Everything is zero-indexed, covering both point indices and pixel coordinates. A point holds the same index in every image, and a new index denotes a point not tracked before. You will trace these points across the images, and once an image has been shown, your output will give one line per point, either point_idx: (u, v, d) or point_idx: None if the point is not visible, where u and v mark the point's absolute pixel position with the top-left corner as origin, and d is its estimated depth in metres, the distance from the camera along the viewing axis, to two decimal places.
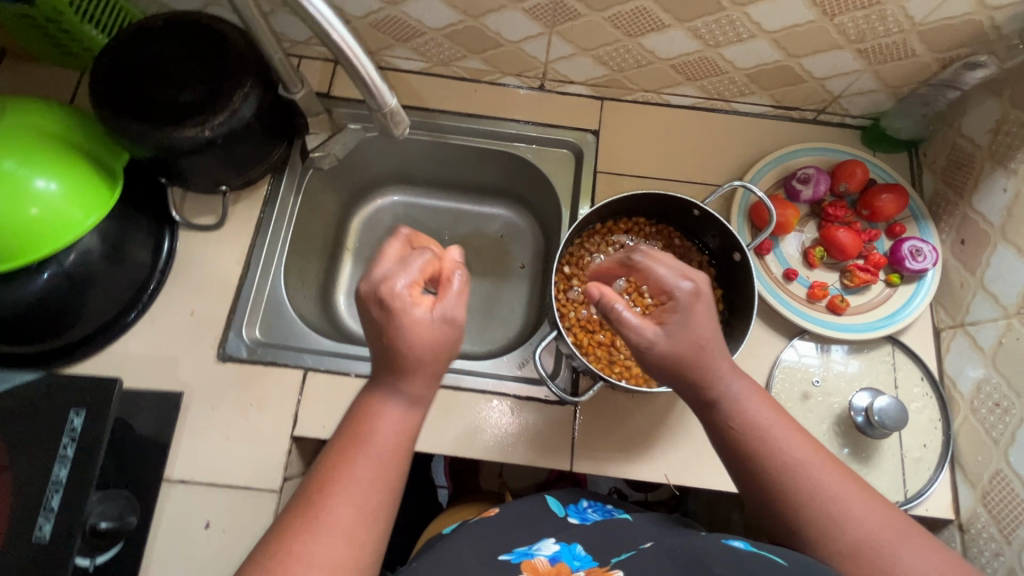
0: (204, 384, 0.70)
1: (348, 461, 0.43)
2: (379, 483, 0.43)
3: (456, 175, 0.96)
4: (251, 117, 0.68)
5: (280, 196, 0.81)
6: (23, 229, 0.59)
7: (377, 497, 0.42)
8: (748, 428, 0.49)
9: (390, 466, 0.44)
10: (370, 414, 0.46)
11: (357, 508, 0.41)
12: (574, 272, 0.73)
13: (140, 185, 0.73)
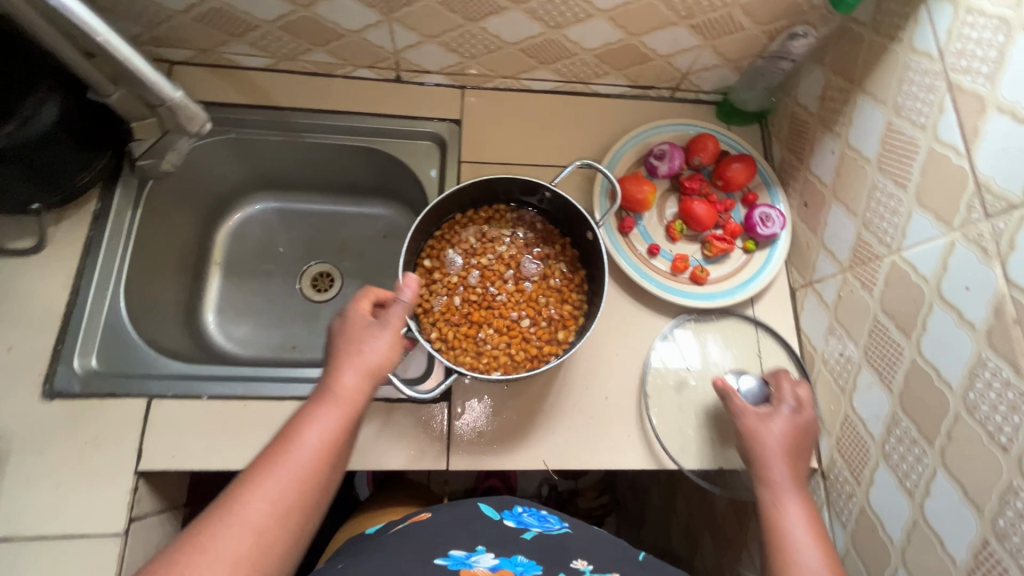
0: (27, 427, 0.63)
1: (232, 514, 0.43)
2: (257, 542, 0.42)
3: (326, 176, 0.92)
4: (54, 125, 0.61)
5: (114, 212, 0.74)
6: None
7: (251, 560, 0.41)
8: (777, 494, 0.59)
9: (263, 539, 0.43)
10: (260, 471, 0.45)
11: (227, 568, 0.40)
12: (436, 267, 0.72)
13: None
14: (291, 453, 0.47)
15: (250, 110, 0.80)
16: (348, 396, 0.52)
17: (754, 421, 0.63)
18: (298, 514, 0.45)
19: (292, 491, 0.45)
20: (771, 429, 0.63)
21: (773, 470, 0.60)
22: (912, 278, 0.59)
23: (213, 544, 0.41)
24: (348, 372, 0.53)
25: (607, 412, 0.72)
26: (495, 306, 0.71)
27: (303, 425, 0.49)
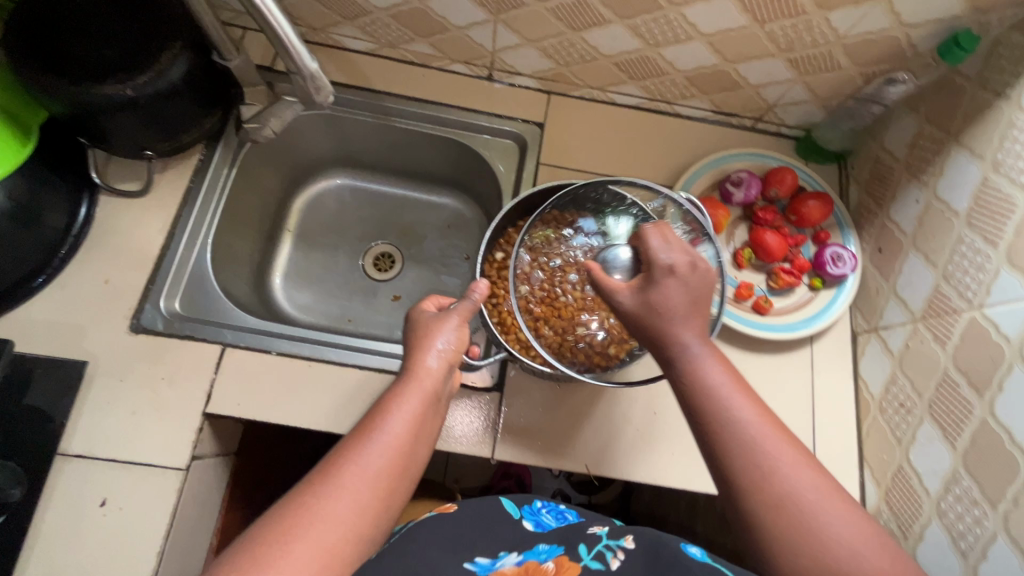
0: (113, 355, 0.67)
1: (336, 476, 0.45)
2: (362, 504, 0.44)
3: (403, 161, 0.95)
4: (180, 81, 0.66)
5: (212, 168, 0.78)
6: None
7: (357, 520, 0.43)
8: (711, 384, 0.50)
9: (373, 498, 0.45)
10: (363, 437, 0.48)
11: (337, 527, 0.42)
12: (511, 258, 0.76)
13: (58, 144, 0.69)
14: (384, 424, 0.49)
15: (346, 88, 0.84)
16: (428, 378, 0.54)
17: (648, 301, 0.52)
18: (395, 481, 0.47)
19: (388, 458, 0.47)
20: (669, 297, 0.52)
21: (706, 384, 0.50)
22: (991, 336, 0.58)
23: (324, 503, 0.43)
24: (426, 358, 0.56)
25: (654, 426, 0.72)
26: (560, 308, 0.72)
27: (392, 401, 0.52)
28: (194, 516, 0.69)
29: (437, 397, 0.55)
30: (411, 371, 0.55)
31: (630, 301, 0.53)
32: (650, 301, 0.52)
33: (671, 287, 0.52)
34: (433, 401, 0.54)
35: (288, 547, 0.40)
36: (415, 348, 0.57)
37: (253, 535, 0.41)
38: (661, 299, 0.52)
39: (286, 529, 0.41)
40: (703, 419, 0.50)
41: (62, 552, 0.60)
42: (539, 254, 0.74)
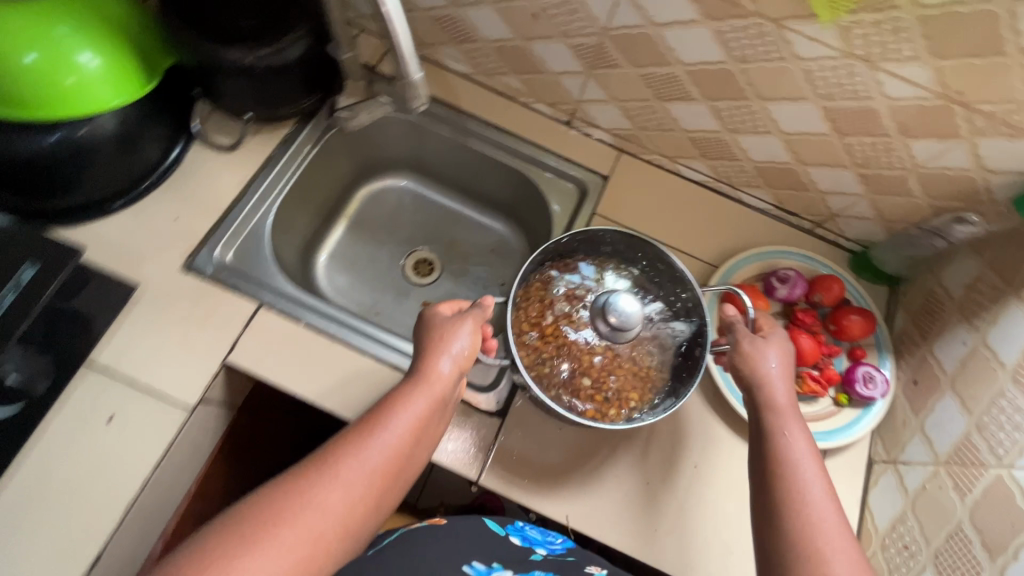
0: (160, 285, 0.71)
1: (330, 470, 0.46)
2: (349, 504, 0.46)
3: (468, 179, 0.99)
4: (294, 60, 0.72)
5: (297, 142, 0.84)
6: (50, 87, 0.63)
7: (346, 516, 0.45)
8: (791, 451, 0.54)
9: (359, 501, 0.46)
10: (362, 437, 0.49)
11: (324, 520, 0.44)
12: (553, 284, 0.77)
13: (174, 90, 0.77)
14: (387, 426, 0.51)
15: (434, 101, 0.90)
16: (438, 381, 0.55)
17: (751, 347, 0.62)
18: (384, 483, 0.48)
19: (383, 458, 0.49)
20: (783, 384, 0.60)
21: (777, 433, 0.56)
22: (1016, 500, 0.56)
23: (318, 496, 0.44)
24: (440, 361, 0.57)
25: (645, 497, 0.71)
26: (576, 350, 0.74)
27: (400, 403, 0.52)
28: (184, 458, 0.71)
29: (444, 404, 0.56)
30: (422, 372, 0.56)
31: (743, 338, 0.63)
32: (760, 367, 0.61)
33: (780, 346, 0.63)
34: (440, 407, 0.55)
35: (268, 535, 0.41)
36: (433, 351, 0.57)
37: (238, 517, 0.42)
38: (783, 377, 0.61)
39: (273, 517, 0.42)
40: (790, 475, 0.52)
41: (56, 458, 0.62)
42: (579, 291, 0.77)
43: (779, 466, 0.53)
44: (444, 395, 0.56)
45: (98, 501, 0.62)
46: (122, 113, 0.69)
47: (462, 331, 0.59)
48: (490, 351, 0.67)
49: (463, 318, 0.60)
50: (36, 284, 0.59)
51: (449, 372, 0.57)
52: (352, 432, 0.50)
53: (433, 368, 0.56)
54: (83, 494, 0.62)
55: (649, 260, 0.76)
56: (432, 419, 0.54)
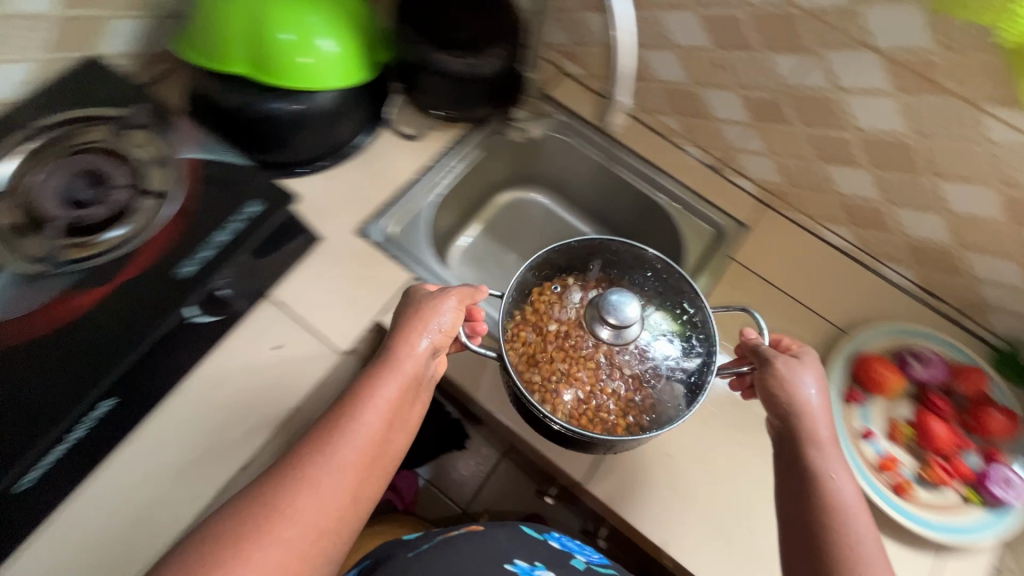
0: (336, 244, 0.81)
1: (303, 469, 0.50)
2: (326, 509, 0.50)
3: (601, 206, 1.03)
4: (488, 75, 0.82)
5: (467, 143, 0.93)
6: (292, 65, 0.75)
7: (331, 507, 0.50)
8: (840, 492, 0.55)
9: (346, 494, 0.51)
10: (335, 432, 0.53)
11: (298, 515, 0.49)
12: (555, 285, 0.76)
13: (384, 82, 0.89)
14: (355, 421, 0.54)
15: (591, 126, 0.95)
16: (406, 365, 0.59)
17: (784, 376, 0.62)
18: (360, 469, 0.53)
19: (356, 449, 0.53)
20: (819, 417, 0.60)
21: (824, 477, 0.56)
22: None
23: (293, 500, 0.49)
24: (408, 351, 0.60)
25: (746, 546, 0.69)
26: (585, 364, 0.70)
27: (361, 406, 0.55)
28: None
29: (418, 380, 0.60)
30: (389, 363, 0.59)
31: (781, 362, 0.62)
32: (796, 394, 0.60)
33: (814, 369, 0.63)
34: (410, 393, 0.59)
35: (260, 535, 0.47)
36: (397, 341, 0.60)
37: (207, 531, 0.46)
38: (818, 413, 0.60)
39: (246, 526, 0.47)
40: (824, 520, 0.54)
41: (227, 370, 0.70)
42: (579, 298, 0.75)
43: (812, 513, 0.55)
44: (413, 378, 0.59)
45: (253, 415, 0.69)
46: (336, 95, 0.80)
47: (435, 319, 0.62)
48: (479, 334, 0.69)
49: (432, 303, 0.63)
50: (258, 218, 0.69)
51: (423, 349, 0.61)
52: (323, 430, 0.53)
53: (404, 357, 0.59)
54: (243, 407, 0.69)
55: (654, 268, 0.74)
56: (406, 405, 0.58)
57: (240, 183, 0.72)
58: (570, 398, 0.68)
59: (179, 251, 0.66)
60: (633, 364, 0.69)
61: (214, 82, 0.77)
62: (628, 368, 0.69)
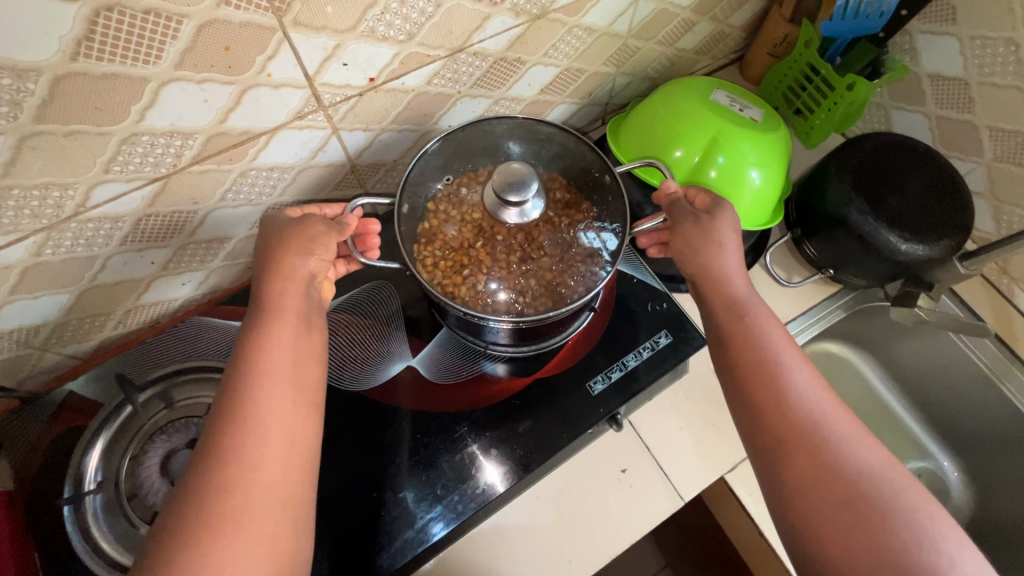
0: (694, 376, 0.80)
1: (247, 420, 0.44)
2: (284, 440, 0.44)
3: (942, 402, 0.92)
4: (921, 262, 0.74)
5: (838, 304, 0.87)
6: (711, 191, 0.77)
7: (274, 450, 0.44)
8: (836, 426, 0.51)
9: (254, 436, 0.44)
10: (251, 379, 0.46)
11: (256, 461, 0.43)
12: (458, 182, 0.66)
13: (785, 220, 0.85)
14: (274, 370, 0.47)
15: (993, 336, 0.84)
16: (291, 300, 0.52)
17: (699, 232, 0.63)
18: (303, 408, 0.47)
19: (291, 396, 0.47)
20: (772, 331, 0.57)
21: (750, 353, 0.55)
22: None
23: (251, 437, 0.43)
24: (290, 255, 0.53)
25: None
26: (512, 262, 0.62)
27: (272, 324, 0.49)
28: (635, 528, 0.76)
29: (311, 313, 0.53)
30: (268, 292, 0.51)
31: (688, 225, 0.63)
32: (727, 283, 0.61)
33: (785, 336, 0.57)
34: (303, 323, 0.51)
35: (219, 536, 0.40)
36: (273, 276, 0.52)
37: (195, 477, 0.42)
38: (765, 321, 0.58)
39: (231, 470, 0.42)
40: (790, 418, 0.51)
41: (577, 477, 0.72)
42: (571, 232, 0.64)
43: (793, 422, 0.51)
44: (300, 312, 0.52)
45: (596, 537, 0.69)
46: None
47: (315, 245, 0.54)
48: (372, 250, 0.64)
49: (323, 234, 0.55)
50: (666, 352, 0.69)
51: (307, 270, 0.53)
52: (247, 372, 0.46)
53: (283, 292, 0.52)
54: (588, 526, 0.69)
55: (578, 157, 0.66)
56: (304, 347, 0.50)
57: (652, 307, 0.72)
58: (503, 290, 0.61)
59: (592, 365, 0.68)
60: (551, 263, 0.63)
61: (628, 182, 0.79)
62: (545, 257, 0.63)
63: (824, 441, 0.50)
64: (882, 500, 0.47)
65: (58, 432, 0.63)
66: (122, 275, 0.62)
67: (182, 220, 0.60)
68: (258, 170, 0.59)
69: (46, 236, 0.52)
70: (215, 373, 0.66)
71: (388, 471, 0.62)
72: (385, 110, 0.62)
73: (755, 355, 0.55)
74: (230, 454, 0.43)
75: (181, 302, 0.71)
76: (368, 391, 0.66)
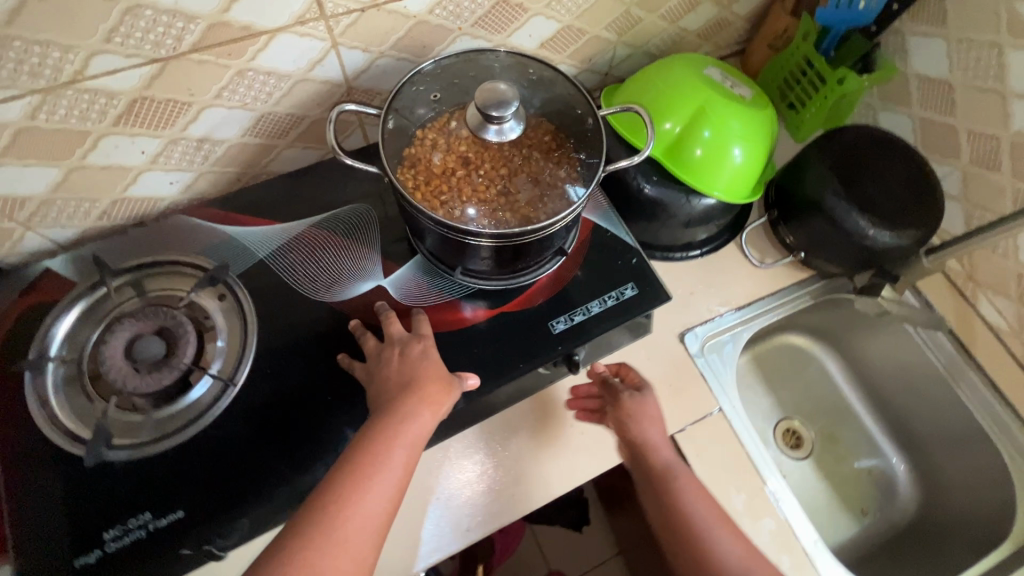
0: (658, 339, 0.82)
1: (355, 494, 0.52)
2: (372, 513, 0.52)
3: (898, 402, 0.95)
4: (888, 248, 0.76)
5: (807, 290, 0.89)
6: (697, 160, 0.77)
7: (364, 524, 0.52)
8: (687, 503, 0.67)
9: (367, 490, 0.53)
10: (376, 452, 0.55)
11: (348, 535, 0.51)
12: (446, 114, 0.67)
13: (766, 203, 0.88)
14: (386, 461, 0.54)
15: (949, 332, 0.86)
16: (411, 426, 0.56)
17: (637, 406, 0.70)
18: (395, 501, 0.54)
19: (388, 498, 0.54)
20: (695, 497, 0.67)
21: (683, 517, 0.66)
22: None
23: (346, 514, 0.51)
24: (409, 414, 0.57)
25: None
26: (489, 195, 0.64)
27: (387, 431, 0.56)
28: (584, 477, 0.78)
29: (411, 386, 0.59)
30: (392, 410, 0.57)
31: (626, 399, 0.71)
32: (653, 449, 0.69)
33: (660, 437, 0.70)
34: (410, 392, 0.58)
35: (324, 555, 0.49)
36: (402, 360, 0.61)
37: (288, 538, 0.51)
38: (692, 489, 0.68)
39: (343, 506, 0.52)
40: (660, 501, 0.69)
41: (532, 417, 0.74)
42: (550, 175, 0.65)
43: (693, 545, 0.65)
44: (415, 387, 0.59)
45: (541, 476, 0.71)
46: (713, 202, 0.80)
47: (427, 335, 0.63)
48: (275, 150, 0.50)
49: (397, 325, 0.64)
50: (632, 303, 0.71)
51: (422, 353, 0.61)
52: (371, 434, 0.56)
53: (415, 375, 0.60)
54: (534, 465, 0.72)
55: (565, 101, 0.67)
56: (413, 450, 0.56)
57: (623, 261, 0.74)
58: (480, 219, 0.62)
59: (557, 307, 0.70)
60: (526, 200, 0.64)
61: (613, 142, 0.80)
62: (521, 192, 0.64)
63: (694, 534, 0.66)
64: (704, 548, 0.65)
65: (28, 303, 0.65)
66: (111, 160, 0.63)
67: (176, 112, 0.62)
68: (256, 71, 0.62)
69: (42, 100, 0.54)
70: (191, 269, 0.68)
71: (343, 380, 0.64)
72: (385, 33, 0.65)
73: (669, 499, 0.68)
74: (349, 501, 0.52)
75: (167, 203, 0.73)
76: (338, 305, 0.68)
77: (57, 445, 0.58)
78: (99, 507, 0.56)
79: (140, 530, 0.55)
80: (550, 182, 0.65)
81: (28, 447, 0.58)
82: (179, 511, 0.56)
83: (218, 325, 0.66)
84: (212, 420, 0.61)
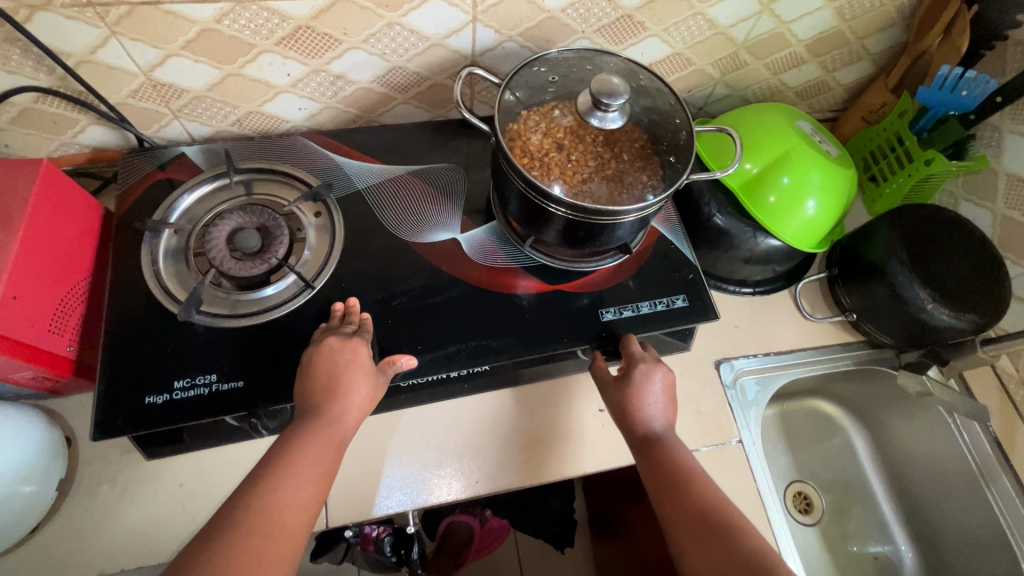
0: (693, 360, 0.85)
1: (274, 485, 0.50)
2: (305, 497, 0.51)
3: (920, 492, 0.92)
4: (941, 327, 0.76)
5: (849, 354, 0.89)
6: (772, 200, 0.80)
7: (298, 508, 0.50)
8: (681, 457, 0.64)
9: (297, 475, 0.52)
10: (292, 441, 0.54)
11: (281, 519, 0.49)
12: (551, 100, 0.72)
13: (831, 262, 0.91)
14: (307, 450, 0.54)
15: (988, 429, 0.85)
16: (339, 427, 0.57)
17: (631, 393, 0.68)
18: (324, 488, 0.53)
19: (323, 473, 0.53)
20: (683, 454, 0.65)
21: (672, 462, 0.64)
22: None
23: (276, 495, 0.50)
24: (335, 418, 0.57)
25: None
26: (574, 176, 0.68)
27: (313, 429, 0.56)
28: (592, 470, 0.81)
29: (336, 390, 0.58)
30: (319, 413, 0.57)
31: (622, 377, 0.70)
32: (640, 418, 0.68)
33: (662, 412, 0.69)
34: (331, 388, 0.58)
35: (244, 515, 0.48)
36: (335, 356, 0.60)
37: (238, 502, 0.49)
38: (677, 445, 0.66)
39: (260, 484, 0.50)
40: (656, 460, 0.64)
41: (558, 398, 0.78)
42: (633, 172, 0.69)
43: (684, 488, 0.61)
44: (341, 380, 0.59)
45: (553, 454, 0.74)
46: (778, 245, 0.82)
47: (364, 346, 0.62)
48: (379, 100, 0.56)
49: (342, 337, 0.62)
50: (680, 312, 0.75)
51: (356, 356, 0.61)
52: (292, 430, 0.56)
53: (341, 374, 0.59)
54: (549, 441, 0.75)
55: (662, 113, 0.72)
56: (327, 442, 0.55)
57: (679, 274, 0.78)
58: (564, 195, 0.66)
59: (611, 297, 0.75)
60: (605, 190, 0.68)
61: (696, 167, 0.85)
62: (601, 181, 0.68)
63: (690, 486, 0.61)
64: (695, 491, 0.60)
65: (161, 177, 0.75)
66: (262, 76, 0.73)
67: (327, 46, 0.71)
68: (403, 27, 0.70)
69: (231, 7, 0.63)
70: (296, 185, 0.76)
71: (404, 309, 0.70)
72: (519, 20, 0.73)
73: (654, 446, 0.66)
74: (290, 484, 0.51)
75: (291, 125, 0.82)
76: (416, 244, 0.75)
77: (156, 300, 0.66)
78: (175, 359, 0.63)
79: (204, 388, 0.62)
80: (630, 180, 0.69)
81: (134, 294, 0.67)
82: (239, 382, 0.63)
83: (308, 237, 0.73)
84: (285, 313, 0.67)
